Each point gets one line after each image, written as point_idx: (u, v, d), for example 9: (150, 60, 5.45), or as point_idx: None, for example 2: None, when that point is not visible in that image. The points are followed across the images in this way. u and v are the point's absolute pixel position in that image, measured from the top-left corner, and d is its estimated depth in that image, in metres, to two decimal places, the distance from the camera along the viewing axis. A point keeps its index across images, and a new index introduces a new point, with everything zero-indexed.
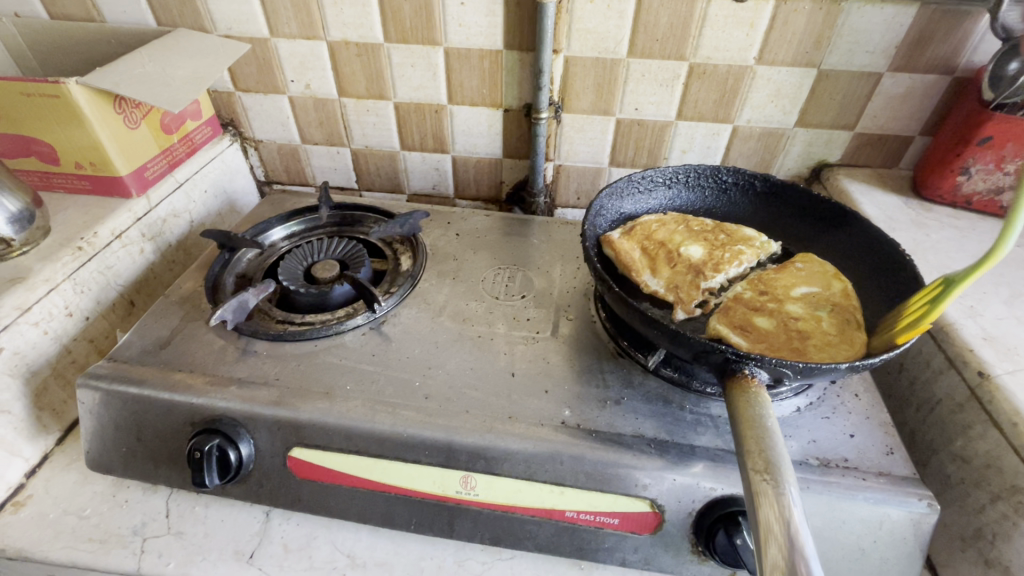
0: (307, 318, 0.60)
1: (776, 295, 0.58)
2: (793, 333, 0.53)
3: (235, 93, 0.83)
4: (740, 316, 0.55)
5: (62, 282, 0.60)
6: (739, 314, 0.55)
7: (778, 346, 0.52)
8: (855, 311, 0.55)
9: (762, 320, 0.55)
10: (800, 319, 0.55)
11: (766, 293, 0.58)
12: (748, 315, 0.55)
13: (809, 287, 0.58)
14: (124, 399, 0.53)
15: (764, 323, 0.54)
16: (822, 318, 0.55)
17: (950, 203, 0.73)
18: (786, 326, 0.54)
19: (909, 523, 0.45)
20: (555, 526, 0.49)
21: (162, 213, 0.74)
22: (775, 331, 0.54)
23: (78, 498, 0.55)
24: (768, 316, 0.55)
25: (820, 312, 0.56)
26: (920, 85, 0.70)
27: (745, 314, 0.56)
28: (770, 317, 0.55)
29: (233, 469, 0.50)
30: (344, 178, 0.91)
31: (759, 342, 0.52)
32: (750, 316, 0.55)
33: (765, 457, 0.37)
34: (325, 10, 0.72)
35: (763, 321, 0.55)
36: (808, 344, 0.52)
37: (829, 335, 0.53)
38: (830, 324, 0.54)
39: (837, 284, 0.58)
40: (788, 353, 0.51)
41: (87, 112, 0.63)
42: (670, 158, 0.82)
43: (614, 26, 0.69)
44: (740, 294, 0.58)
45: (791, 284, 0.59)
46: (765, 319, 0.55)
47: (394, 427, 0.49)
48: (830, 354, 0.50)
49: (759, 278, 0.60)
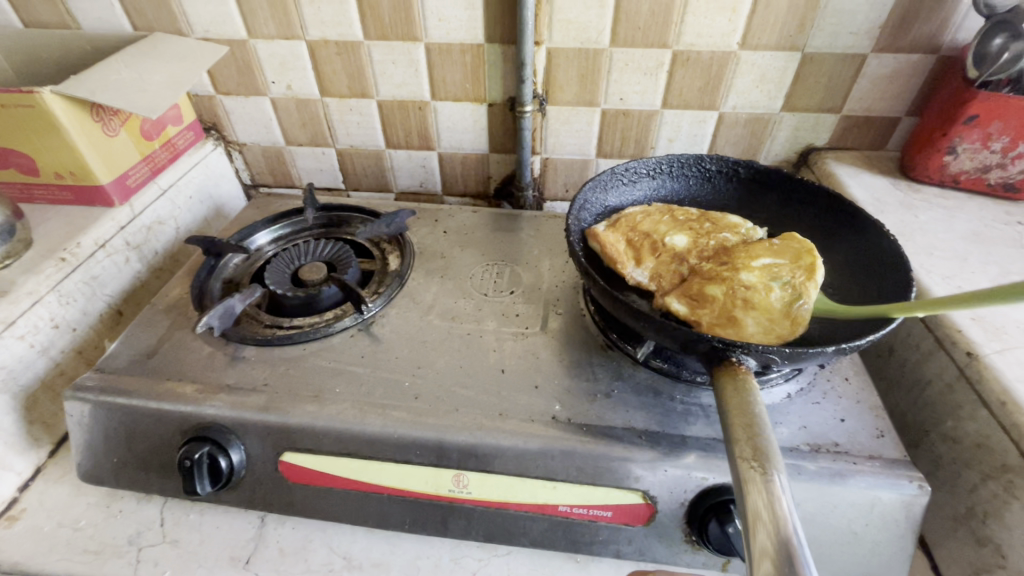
0: (295, 322, 0.60)
1: (735, 264, 0.56)
2: (739, 305, 0.52)
3: (216, 96, 0.82)
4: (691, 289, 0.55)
5: (46, 294, 0.60)
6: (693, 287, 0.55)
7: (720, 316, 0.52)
8: (808, 283, 0.52)
9: (716, 290, 0.54)
10: (750, 288, 0.53)
11: (726, 264, 0.57)
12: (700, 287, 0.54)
13: (776, 259, 0.56)
14: (113, 410, 0.52)
15: (715, 291, 0.53)
16: (774, 290, 0.53)
17: (938, 182, 0.72)
18: (734, 296, 0.53)
19: (900, 505, 0.45)
20: (549, 520, 0.49)
21: (147, 220, 0.73)
22: (722, 302, 0.53)
23: (72, 510, 0.55)
24: (722, 287, 0.54)
25: (774, 283, 0.54)
26: (905, 65, 0.70)
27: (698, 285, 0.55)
28: (721, 287, 0.54)
29: (225, 475, 0.50)
30: (331, 178, 0.90)
31: (704, 312, 0.52)
32: (702, 286, 0.55)
33: (753, 444, 0.37)
34: (303, 9, 0.71)
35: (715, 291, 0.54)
36: (748, 318, 0.52)
37: (774, 311, 0.52)
38: (779, 296, 0.53)
39: (806, 259, 0.54)
40: (725, 324, 0.51)
41: (64, 121, 0.62)
42: (657, 147, 0.81)
43: (595, 16, 0.69)
44: (700, 266, 0.58)
45: (758, 252, 0.57)
46: (717, 290, 0.54)
47: (385, 428, 0.49)
48: (761, 332, 0.51)
49: (723, 253, 0.59)
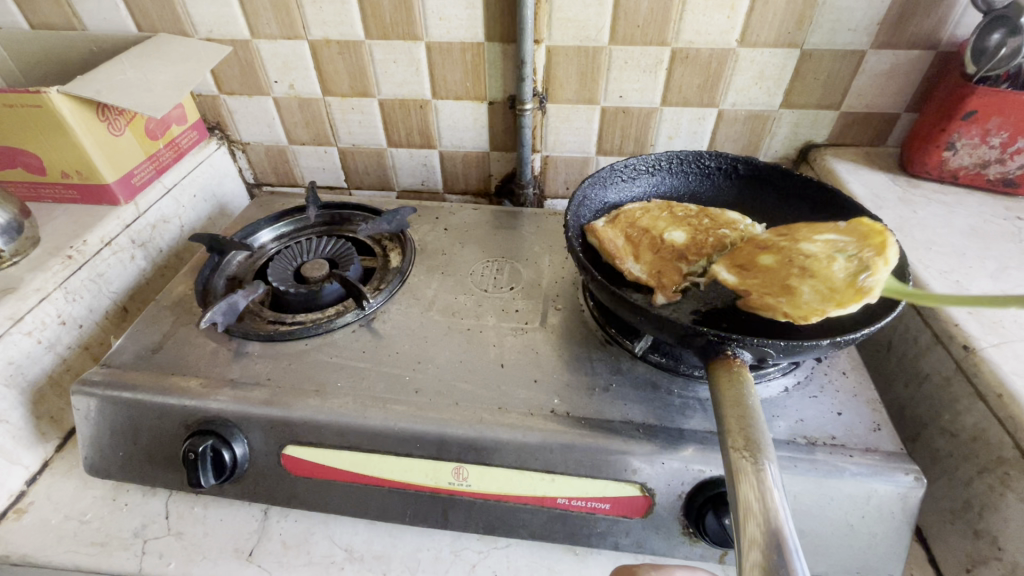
0: (297, 318, 0.61)
1: (795, 236, 0.57)
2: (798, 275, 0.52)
3: (220, 96, 0.83)
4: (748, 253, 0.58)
5: (53, 291, 0.61)
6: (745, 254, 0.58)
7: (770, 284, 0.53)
8: (873, 263, 0.48)
9: (769, 257, 0.55)
10: (811, 257, 0.52)
11: (786, 236, 0.58)
12: (755, 260, 0.56)
13: (841, 236, 0.54)
14: (119, 404, 0.53)
15: (772, 259, 0.55)
16: (835, 259, 0.51)
17: (937, 178, 0.72)
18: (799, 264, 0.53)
19: (896, 497, 0.45)
20: (548, 513, 0.49)
21: (151, 219, 0.74)
22: (782, 269, 0.54)
23: (79, 503, 0.56)
24: (775, 257, 0.55)
25: (839, 255, 0.51)
26: (904, 61, 0.70)
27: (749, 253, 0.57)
28: (777, 257, 0.55)
29: (228, 468, 0.51)
30: (333, 177, 0.91)
31: (753, 278, 0.55)
32: (756, 256, 0.57)
33: (745, 434, 0.38)
34: (305, 9, 0.72)
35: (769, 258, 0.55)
36: (805, 285, 0.51)
37: (832, 279, 0.50)
38: (841, 269, 0.50)
39: (875, 238, 0.51)
40: (773, 290, 0.52)
41: (70, 120, 0.63)
42: (657, 144, 0.81)
43: (594, 14, 0.69)
44: (759, 237, 0.59)
45: (824, 231, 0.56)
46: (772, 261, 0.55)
47: (385, 421, 0.49)
48: (814, 303, 0.49)
49: (783, 228, 0.59)
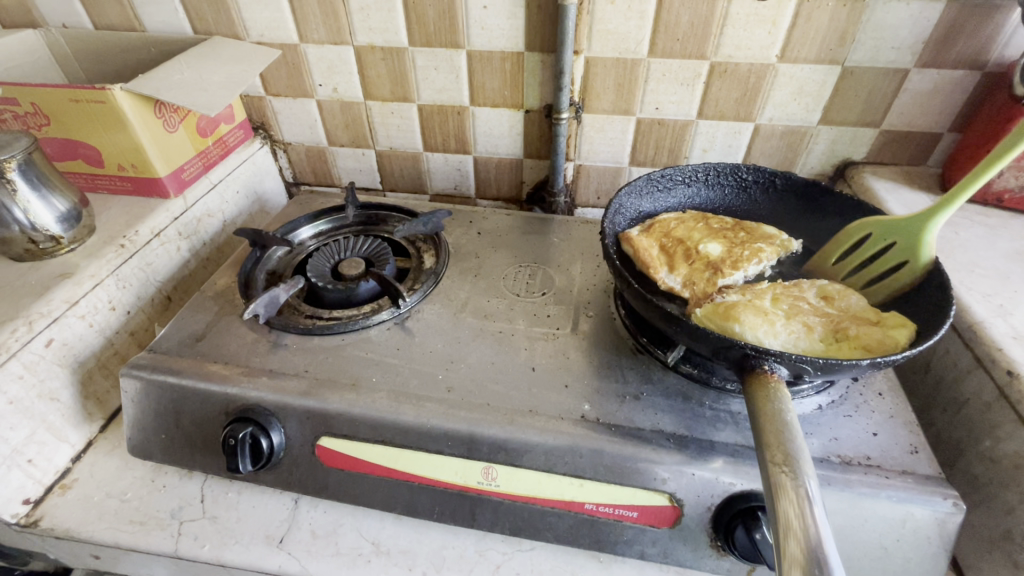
0: (334, 314, 0.62)
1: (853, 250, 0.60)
2: (820, 319, 0.53)
3: (266, 97, 0.86)
4: (798, 286, 0.58)
5: (106, 278, 0.64)
6: (790, 293, 0.57)
7: (788, 313, 0.53)
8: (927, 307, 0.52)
9: (819, 299, 0.56)
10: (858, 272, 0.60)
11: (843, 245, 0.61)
12: (797, 301, 0.55)
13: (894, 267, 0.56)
14: (163, 388, 0.55)
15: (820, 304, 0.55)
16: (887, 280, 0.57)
17: (980, 200, 0.71)
18: (833, 315, 0.54)
19: (933, 522, 0.45)
20: (574, 518, 0.49)
21: (198, 213, 0.77)
22: (827, 313, 0.54)
23: (120, 482, 0.58)
24: (815, 309, 0.54)
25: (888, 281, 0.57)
26: (949, 81, 0.69)
27: (795, 291, 0.57)
28: (820, 310, 0.54)
29: (265, 456, 0.52)
30: (369, 178, 0.94)
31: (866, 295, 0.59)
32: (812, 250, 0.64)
33: (784, 450, 0.38)
34: (352, 16, 0.75)
35: (815, 300, 0.56)
36: (819, 332, 0.52)
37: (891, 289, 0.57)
38: (872, 334, 0.50)
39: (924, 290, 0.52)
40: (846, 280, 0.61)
41: (130, 116, 0.66)
42: (691, 156, 0.82)
43: (634, 27, 0.70)
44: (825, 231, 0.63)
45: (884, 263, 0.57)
46: (815, 306, 0.55)
47: (418, 418, 0.51)
48: (811, 350, 0.51)
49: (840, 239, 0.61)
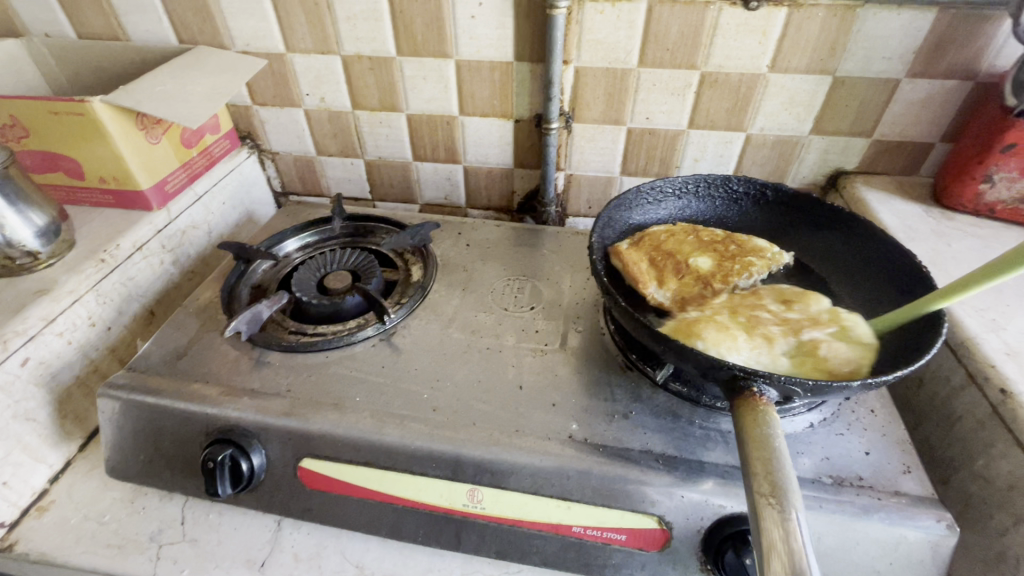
0: (319, 329, 0.61)
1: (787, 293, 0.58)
2: (780, 327, 0.52)
3: (252, 107, 0.85)
4: (754, 295, 0.57)
5: (85, 293, 0.62)
6: (749, 302, 0.56)
7: (749, 325, 0.52)
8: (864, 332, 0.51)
9: (777, 305, 0.55)
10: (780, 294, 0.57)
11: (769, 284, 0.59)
12: (757, 310, 0.54)
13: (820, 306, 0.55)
14: (142, 408, 0.54)
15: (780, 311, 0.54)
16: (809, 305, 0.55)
17: (973, 211, 0.70)
18: (792, 322, 0.53)
19: (927, 545, 0.44)
20: (562, 541, 0.48)
21: (182, 225, 0.76)
22: (787, 320, 0.53)
23: (98, 504, 0.57)
24: (777, 317, 0.53)
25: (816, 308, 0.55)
26: (940, 91, 0.69)
27: (754, 300, 0.56)
28: (779, 317, 0.53)
29: (245, 478, 0.51)
30: (358, 188, 0.93)
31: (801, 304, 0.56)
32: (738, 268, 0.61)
33: (772, 479, 0.36)
34: (339, 25, 0.74)
35: (776, 308, 0.55)
36: (781, 343, 0.50)
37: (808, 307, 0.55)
38: (834, 348, 0.49)
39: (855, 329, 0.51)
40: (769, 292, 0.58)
41: (111, 128, 0.65)
42: (682, 166, 0.81)
43: (624, 37, 0.69)
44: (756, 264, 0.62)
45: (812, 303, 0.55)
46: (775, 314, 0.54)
47: (402, 439, 0.49)
48: (776, 365, 0.49)
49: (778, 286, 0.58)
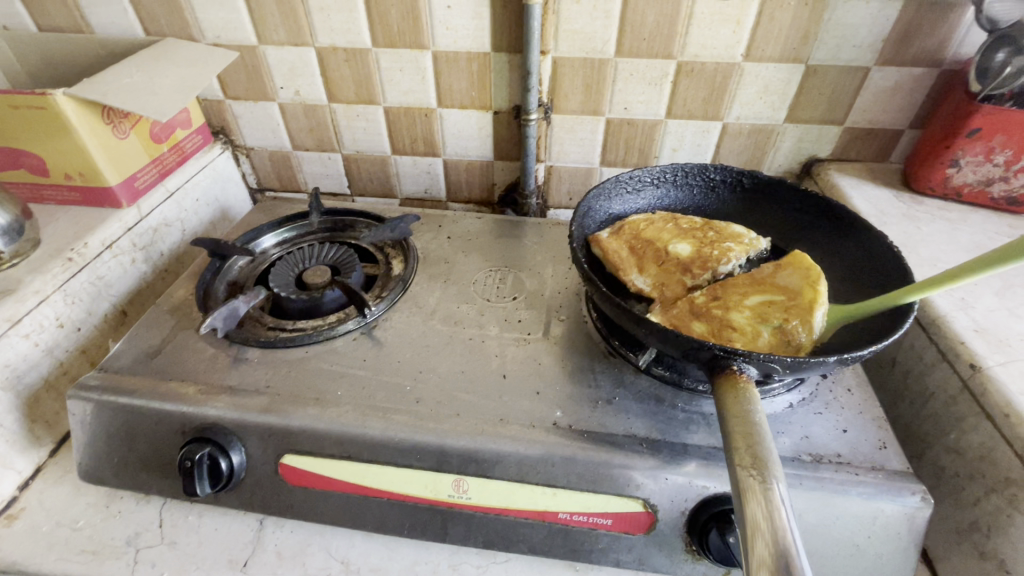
0: (298, 325, 0.60)
1: (722, 293, 0.55)
2: (753, 286, 0.55)
3: (225, 101, 0.83)
4: (757, 279, 0.56)
5: (52, 293, 0.60)
6: (731, 296, 0.54)
7: (711, 327, 0.52)
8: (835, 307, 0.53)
9: (753, 298, 0.54)
10: (731, 285, 0.56)
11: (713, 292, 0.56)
12: (726, 309, 0.53)
13: (768, 298, 0.53)
14: (114, 410, 0.52)
15: (748, 301, 0.53)
16: (747, 294, 0.54)
17: (941, 195, 0.72)
18: (761, 308, 0.53)
19: (903, 517, 0.45)
20: (549, 528, 0.48)
21: (153, 222, 0.74)
22: (753, 308, 0.53)
23: (71, 510, 0.55)
24: (745, 310, 0.52)
25: (755, 305, 0.53)
26: (908, 78, 0.70)
27: (741, 291, 0.55)
28: (747, 309, 0.52)
29: (225, 477, 0.50)
30: (337, 183, 0.91)
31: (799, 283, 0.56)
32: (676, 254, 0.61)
33: (753, 452, 0.37)
34: (312, 17, 0.73)
35: (752, 303, 0.53)
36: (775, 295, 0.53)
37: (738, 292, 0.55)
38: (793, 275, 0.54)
39: (807, 295, 0.52)
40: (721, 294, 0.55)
41: (76, 122, 0.63)
42: (661, 156, 0.82)
43: (601, 27, 0.69)
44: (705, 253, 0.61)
45: (750, 296, 0.54)
46: (743, 309, 0.53)
47: (386, 433, 0.49)
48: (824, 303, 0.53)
49: (717, 285, 0.56)
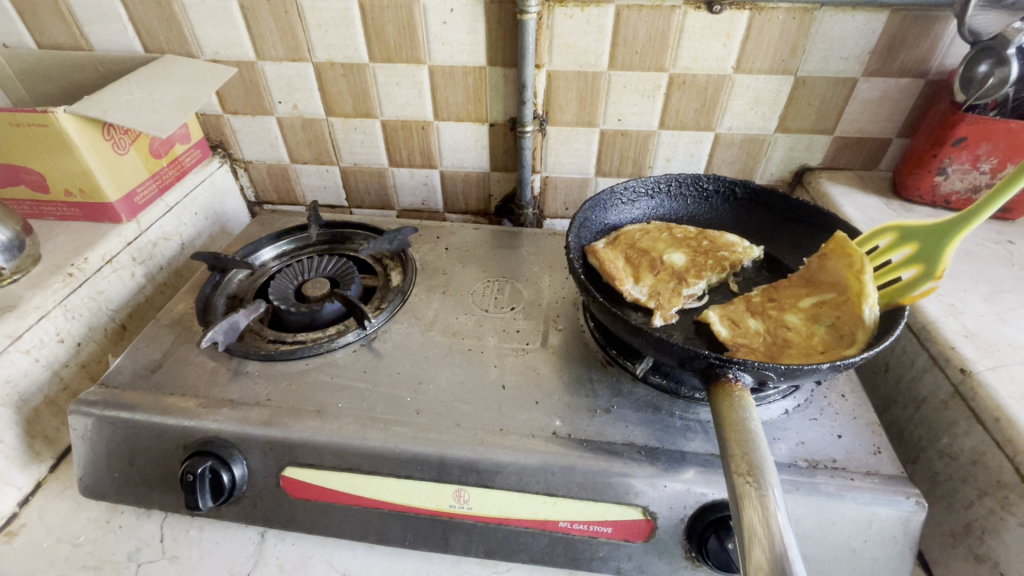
0: (298, 337, 0.61)
1: (782, 300, 0.58)
2: (807, 291, 0.58)
3: (223, 116, 0.84)
4: (811, 280, 0.58)
5: (53, 309, 0.60)
6: (786, 298, 0.58)
7: (766, 326, 0.55)
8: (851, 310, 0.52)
9: (809, 300, 0.57)
10: (786, 290, 0.59)
11: (774, 300, 0.58)
12: (781, 310, 0.57)
13: (821, 298, 0.56)
14: (115, 424, 0.53)
15: (803, 303, 0.57)
16: (804, 299, 0.57)
17: (929, 203, 0.74)
18: (815, 310, 0.55)
19: (898, 521, 0.45)
20: (549, 536, 0.49)
21: (152, 237, 0.75)
22: (808, 311, 0.56)
23: (72, 525, 0.55)
24: (798, 314, 0.56)
25: (813, 310, 0.55)
26: (895, 89, 0.72)
27: (795, 294, 0.58)
28: (801, 312, 0.56)
29: (226, 490, 0.50)
30: (334, 196, 0.92)
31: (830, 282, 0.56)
32: (689, 259, 0.64)
33: (748, 460, 0.38)
34: (310, 32, 0.74)
35: (805, 306, 0.56)
36: (829, 294, 0.55)
37: (796, 296, 0.58)
38: (834, 272, 0.56)
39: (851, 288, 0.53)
40: (776, 300, 0.58)
41: (76, 139, 0.64)
42: (655, 166, 0.83)
43: (594, 41, 0.71)
44: (720, 259, 0.63)
45: (807, 299, 0.57)
46: (799, 312, 0.56)
47: (387, 444, 0.49)
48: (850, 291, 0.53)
49: (773, 288, 0.60)
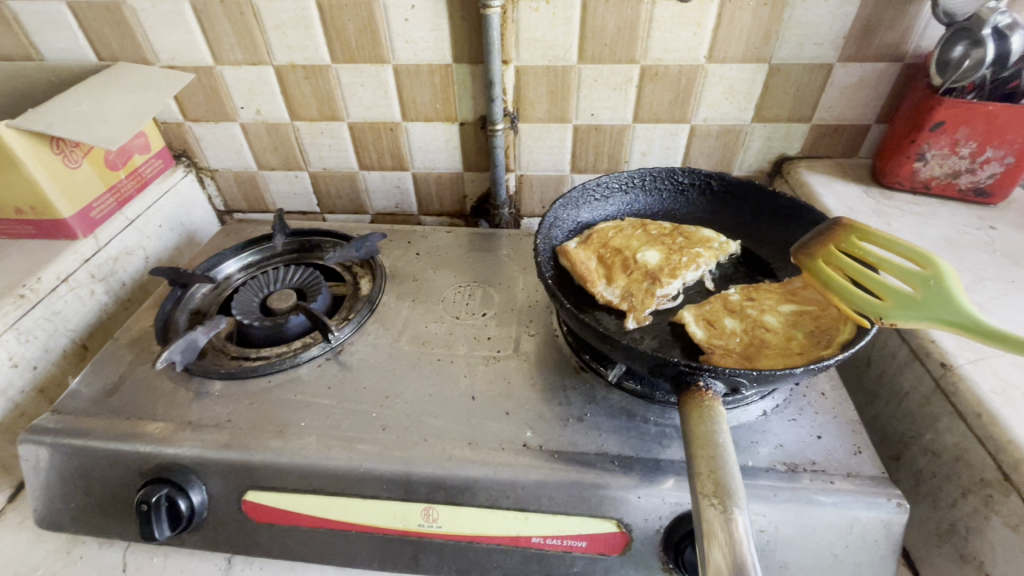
0: (262, 353, 0.59)
1: (759, 302, 0.56)
2: (785, 297, 0.57)
3: (184, 123, 0.81)
4: (790, 289, 0.57)
5: (4, 333, 0.58)
6: (764, 300, 0.57)
7: (743, 325, 0.54)
8: (833, 322, 0.51)
9: (788, 307, 0.55)
10: (762, 292, 0.58)
11: (751, 300, 0.57)
12: (759, 311, 0.55)
13: (800, 308, 0.55)
14: (69, 452, 0.51)
15: (781, 308, 0.55)
16: (782, 305, 0.56)
17: (910, 189, 0.72)
18: (794, 317, 0.54)
19: (880, 524, 0.44)
20: (523, 553, 0.47)
21: (113, 252, 0.72)
22: (787, 317, 0.54)
23: (30, 558, 0.53)
24: (775, 317, 0.54)
25: (790, 317, 0.54)
26: (872, 74, 0.70)
27: (773, 297, 0.57)
28: (779, 315, 0.54)
29: (185, 518, 0.48)
30: (305, 202, 0.90)
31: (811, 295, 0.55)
32: (665, 258, 0.62)
33: (715, 480, 0.36)
34: (268, 35, 0.71)
35: (783, 310, 0.55)
36: (810, 306, 0.54)
37: (773, 301, 0.56)
38: (818, 291, 0.55)
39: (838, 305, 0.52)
40: (752, 301, 0.56)
41: (22, 155, 0.61)
42: (631, 161, 0.81)
43: (561, 34, 0.69)
44: (694, 256, 0.62)
45: (785, 305, 0.56)
46: (777, 314, 0.55)
47: (351, 463, 0.47)
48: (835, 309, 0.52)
49: (750, 288, 0.59)
